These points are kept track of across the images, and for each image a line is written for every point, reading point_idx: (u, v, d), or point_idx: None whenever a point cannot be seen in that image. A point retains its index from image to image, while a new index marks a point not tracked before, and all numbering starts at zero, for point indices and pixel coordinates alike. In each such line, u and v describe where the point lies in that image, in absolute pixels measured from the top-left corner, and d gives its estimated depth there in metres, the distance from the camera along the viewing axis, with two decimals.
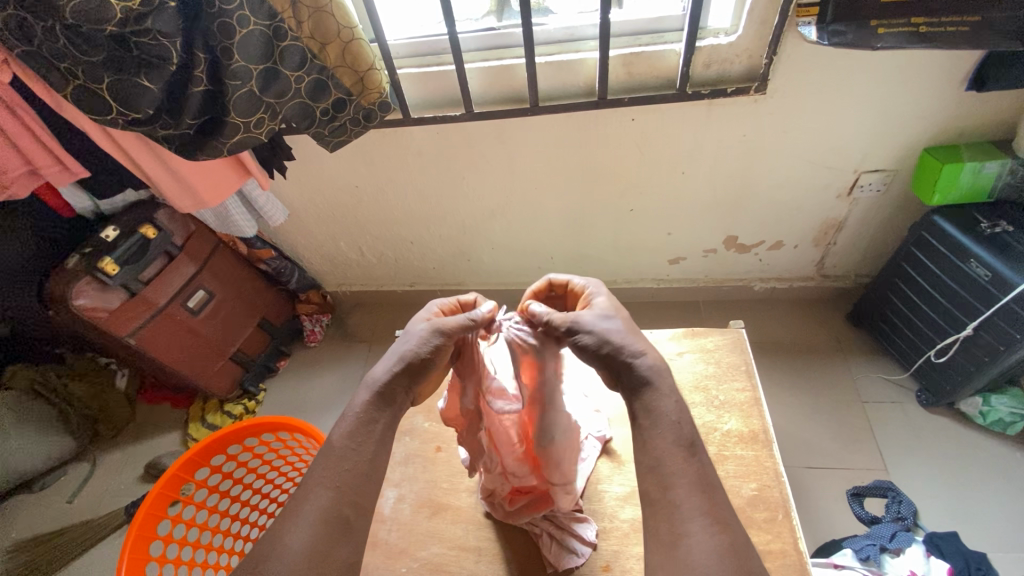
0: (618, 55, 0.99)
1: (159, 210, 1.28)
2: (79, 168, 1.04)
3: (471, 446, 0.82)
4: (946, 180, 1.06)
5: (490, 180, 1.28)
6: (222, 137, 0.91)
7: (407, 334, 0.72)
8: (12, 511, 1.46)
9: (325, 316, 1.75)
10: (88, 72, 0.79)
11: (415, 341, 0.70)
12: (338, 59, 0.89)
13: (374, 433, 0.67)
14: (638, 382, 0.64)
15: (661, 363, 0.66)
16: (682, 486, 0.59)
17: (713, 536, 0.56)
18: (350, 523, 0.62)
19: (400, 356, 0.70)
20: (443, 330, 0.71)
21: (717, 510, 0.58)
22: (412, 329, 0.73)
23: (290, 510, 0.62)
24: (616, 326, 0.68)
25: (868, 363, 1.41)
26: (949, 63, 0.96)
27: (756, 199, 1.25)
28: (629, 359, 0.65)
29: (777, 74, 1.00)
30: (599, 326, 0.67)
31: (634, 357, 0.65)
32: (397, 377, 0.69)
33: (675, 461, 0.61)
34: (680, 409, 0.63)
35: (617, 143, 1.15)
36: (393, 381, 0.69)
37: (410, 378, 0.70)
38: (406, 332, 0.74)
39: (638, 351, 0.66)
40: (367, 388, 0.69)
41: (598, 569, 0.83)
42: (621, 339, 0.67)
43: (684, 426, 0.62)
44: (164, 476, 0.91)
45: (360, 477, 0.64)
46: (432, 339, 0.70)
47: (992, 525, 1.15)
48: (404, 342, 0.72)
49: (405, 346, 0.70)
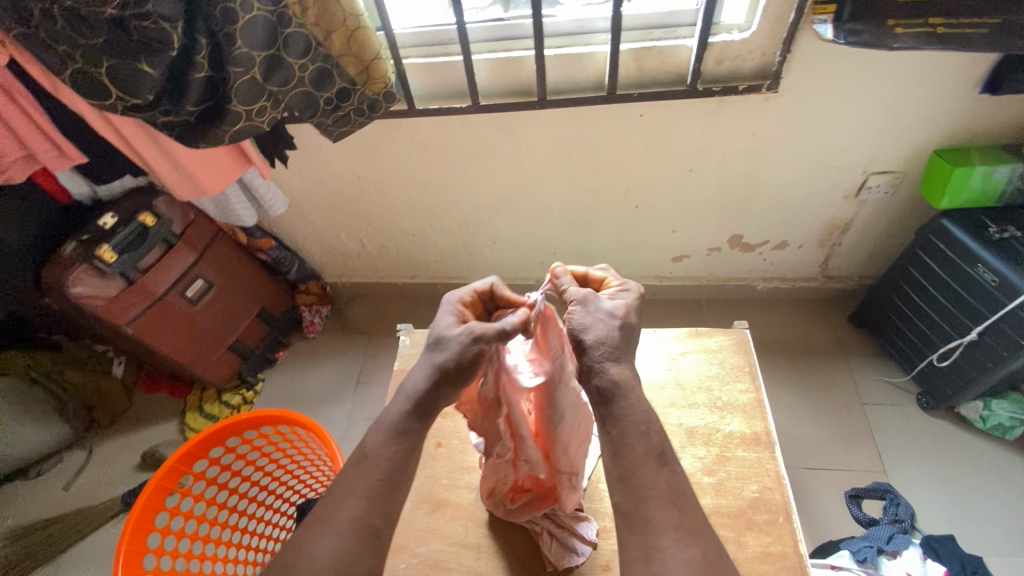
0: (629, 49, 0.97)
1: (157, 197, 1.25)
2: (77, 154, 1.02)
3: (484, 430, 0.79)
4: (955, 185, 1.05)
5: (495, 174, 1.26)
6: (223, 125, 0.89)
7: (444, 341, 0.70)
8: (7, 496, 1.45)
9: (325, 307, 1.73)
10: (87, 56, 0.78)
11: (454, 349, 0.68)
12: (343, 47, 0.87)
13: (408, 441, 0.66)
14: (609, 390, 0.65)
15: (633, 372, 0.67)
16: (654, 499, 0.60)
17: (686, 549, 0.57)
18: (380, 533, 0.62)
19: (436, 365, 0.68)
20: (480, 338, 0.68)
21: (689, 521, 0.59)
22: (448, 332, 0.71)
23: (311, 515, 0.62)
24: (611, 325, 0.68)
25: (869, 365, 1.40)
26: (964, 65, 0.95)
27: (762, 198, 1.24)
28: (602, 363, 0.66)
29: (790, 72, 0.98)
30: (601, 317, 0.69)
31: (609, 360, 0.66)
32: (433, 387, 0.68)
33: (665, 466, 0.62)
34: (650, 418, 0.64)
35: (625, 139, 1.14)
36: (431, 391, 0.68)
37: (452, 385, 0.68)
38: (439, 336, 0.71)
39: (618, 358, 0.67)
40: (401, 398, 0.68)
41: (598, 568, 0.83)
42: (609, 337, 0.67)
43: (654, 435, 0.63)
44: (163, 467, 0.90)
45: (389, 486, 0.63)
46: (470, 346, 0.68)
47: (990, 530, 1.15)
48: (440, 348, 0.70)
49: (441, 355, 0.68)
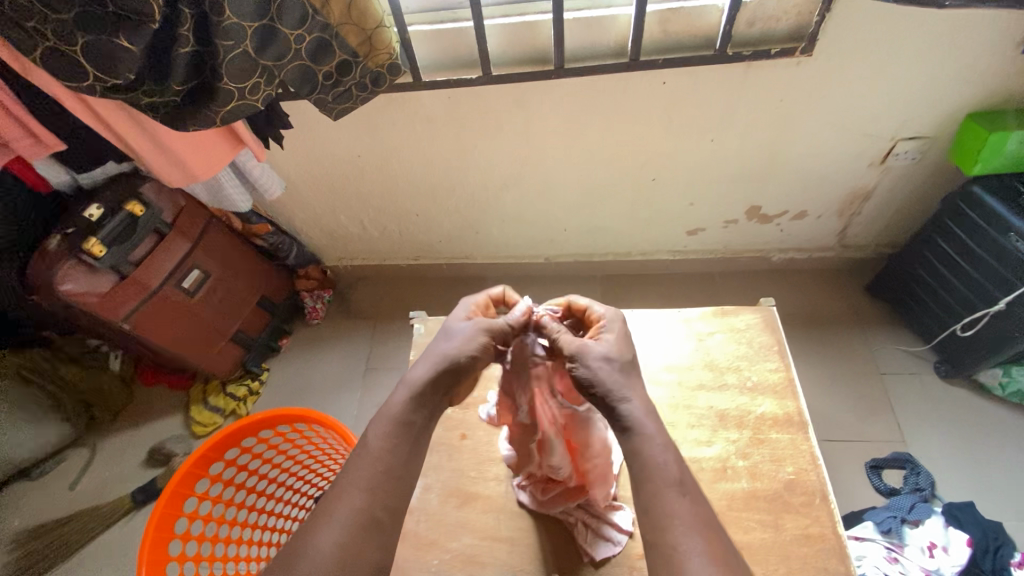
0: (655, 10, 0.90)
1: (144, 183, 1.17)
2: (55, 142, 0.93)
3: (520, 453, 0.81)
4: (989, 151, 1.00)
5: (505, 149, 1.19)
6: (215, 105, 0.82)
7: (450, 332, 0.71)
8: (13, 497, 1.41)
9: (326, 292, 1.67)
10: (58, 33, 0.69)
11: (460, 340, 0.69)
12: (343, 16, 0.80)
13: (411, 434, 0.65)
14: (630, 418, 0.64)
15: (650, 407, 0.66)
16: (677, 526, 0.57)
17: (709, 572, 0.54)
18: None
19: (442, 357, 0.68)
20: (487, 328, 0.71)
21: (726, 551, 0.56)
22: (454, 325, 0.73)
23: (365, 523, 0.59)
24: (613, 372, 0.67)
25: (886, 334, 1.39)
26: (1010, 23, 0.89)
27: (785, 167, 1.19)
28: (623, 396, 0.66)
29: (828, 32, 0.91)
30: (598, 368, 0.67)
31: (621, 402, 0.65)
32: (435, 378, 0.67)
33: (677, 494, 0.60)
34: (667, 449, 0.62)
35: (645, 109, 1.07)
36: (434, 383, 0.67)
37: (452, 378, 0.68)
38: (445, 330, 0.73)
39: (628, 397, 0.66)
40: (401, 388, 0.67)
41: (636, 557, 0.82)
42: (613, 386, 0.66)
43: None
44: (179, 473, 0.86)
45: (394, 480, 0.62)
46: (477, 337, 0.70)
47: (1007, 494, 1.16)
48: (446, 342, 0.70)
49: (449, 345, 0.69)
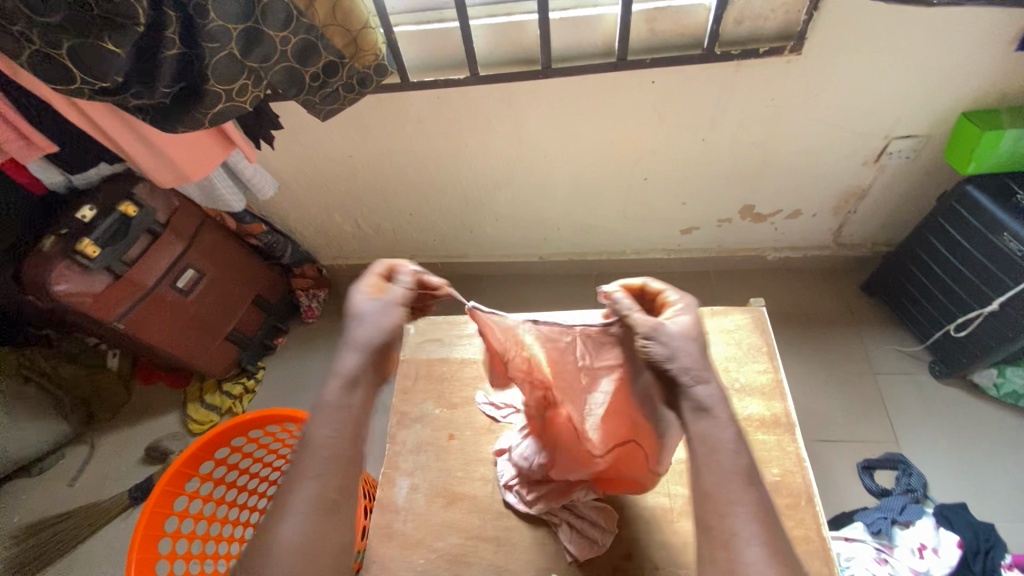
0: (641, 10, 0.89)
1: (138, 184, 1.18)
2: (47, 144, 0.95)
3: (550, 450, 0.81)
4: (982, 150, 0.99)
5: (495, 149, 1.19)
6: (203, 107, 0.82)
7: (363, 315, 0.65)
8: (13, 493, 1.43)
9: (321, 292, 1.66)
10: (44, 36, 0.69)
11: (378, 320, 0.65)
12: (328, 17, 0.80)
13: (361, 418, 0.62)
14: (704, 402, 0.60)
15: (721, 390, 0.62)
16: (728, 512, 0.56)
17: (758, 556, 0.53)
18: None
19: (367, 338, 0.64)
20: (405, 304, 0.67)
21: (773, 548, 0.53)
22: (364, 309, 0.66)
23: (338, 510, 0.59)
24: (692, 349, 0.63)
25: (881, 334, 1.38)
26: (1002, 21, 0.88)
27: (777, 166, 1.18)
28: (689, 383, 0.61)
29: (817, 31, 0.90)
30: (675, 342, 0.63)
31: (695, 383, 0.61)
32: (371, 361, 0.64)
33: (743, 483, 0.57)
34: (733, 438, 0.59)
35: (634, 108, 1.07)
36: (374, 364, 0.64)
37: (386, 358, 0.66)
38: (351, 315, 0.66)
39: (704, 378, 0.62)
40: (333, 376, 0.63)
41: (620, 558, 0.83)
42: (690, 365, 0.62)
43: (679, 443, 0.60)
44: (168, 472, 0.87)
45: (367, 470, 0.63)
46: (397, 312, 0.66)
47: (1000, 495, 1.16)
48: (360, 324, 0.65)
49: (369, 327, 0.64)
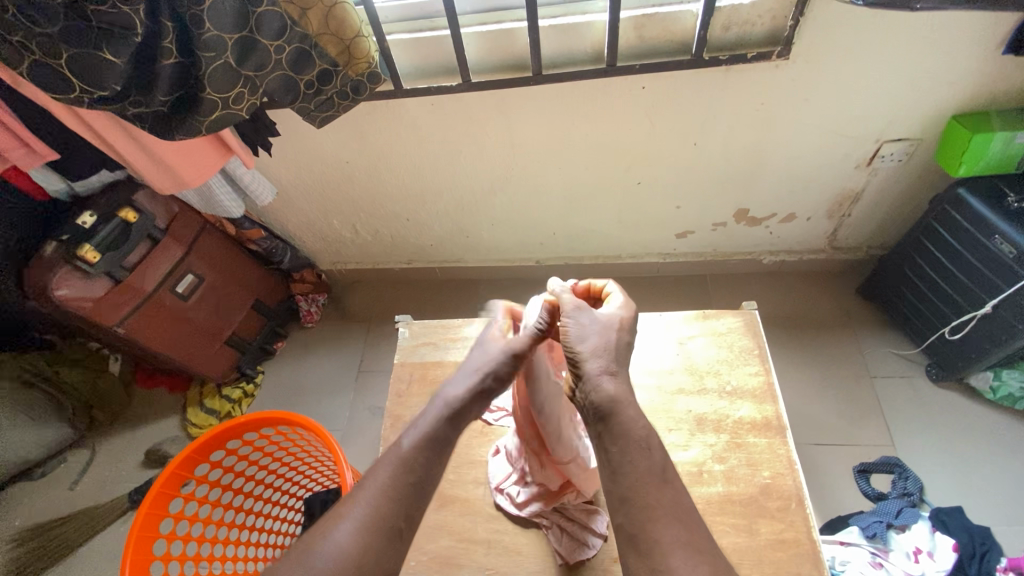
0: (629, 17, 0.91)
1: (138, 190, 1.20)
2: (47, 151, 0.96)
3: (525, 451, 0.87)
4: (973, 152, 0.99)
5: (489, 154, 1.20)
6: (199, 115, 0.84)
7: (484, 348, 0.74)
8: (15, 497, 1.45)
9: (320, 296, 1.68)
10: (43, 46, 0.71)
11: (491, 359, 0.71)
12: (321, 26, 0.82)
13: (432, 445, 0.65)
14: (606, 401, 0.63)
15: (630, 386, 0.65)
16: (658, 518, 0.57)
17: (694, 567, 0.53)
18: (401, 534, 0.60)
19: (478, 371, 0.70)
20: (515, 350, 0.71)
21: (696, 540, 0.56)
22: (490, 343, 0.74)
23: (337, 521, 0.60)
24: (608, 338, 0.67)
25: (878, 337, 1.38)
26: (987, 25, 0.89)
27: (769, 170, 1.19)
28: (597, 376, 0.64)
29: (803, 36, 0.91)
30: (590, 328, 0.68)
31: (603, 375, 0.64)
32: (470, 395, 0.69)
33: (659, 483, 0.59)
34: (648, 435, 0.61)
35: (625, 113, 1.08)
36: (473, 395, 0.69)
37: (484, 399, 0.70)
38: (479, 347, 0.75)
39: (612, 370, 0.65)
40: (436, 403, 0.69)
41: (610, 561, 0.83)
42: (602, 354, 0.66)
43: (654, 451, 0.60)
44: (164, 473, 0.88)
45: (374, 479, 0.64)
46: (505, 359, 0.71)
47: (998, 500, 1.15)
48: (478, 357, 0.73)
49: (479, 363, 0.71)
